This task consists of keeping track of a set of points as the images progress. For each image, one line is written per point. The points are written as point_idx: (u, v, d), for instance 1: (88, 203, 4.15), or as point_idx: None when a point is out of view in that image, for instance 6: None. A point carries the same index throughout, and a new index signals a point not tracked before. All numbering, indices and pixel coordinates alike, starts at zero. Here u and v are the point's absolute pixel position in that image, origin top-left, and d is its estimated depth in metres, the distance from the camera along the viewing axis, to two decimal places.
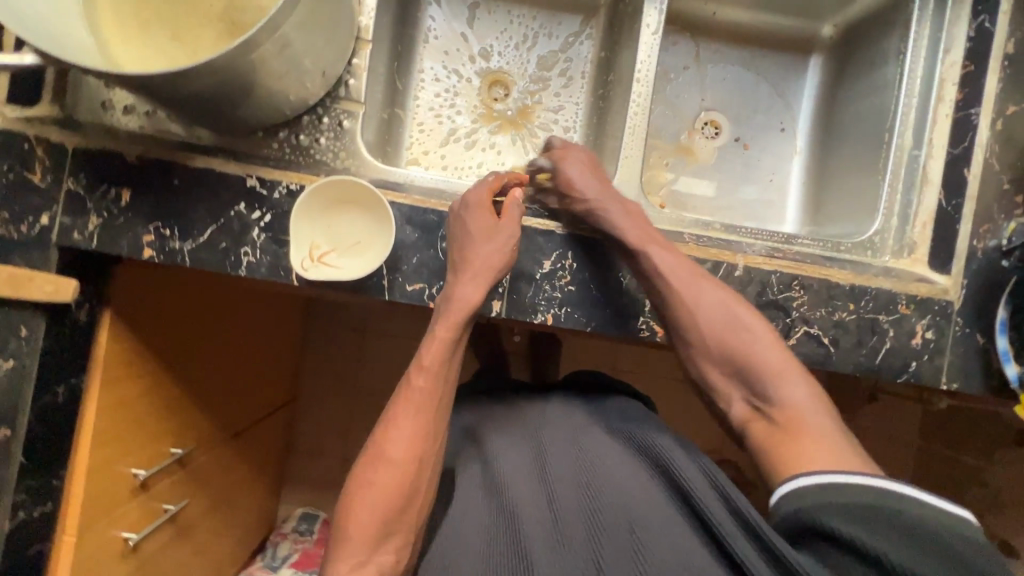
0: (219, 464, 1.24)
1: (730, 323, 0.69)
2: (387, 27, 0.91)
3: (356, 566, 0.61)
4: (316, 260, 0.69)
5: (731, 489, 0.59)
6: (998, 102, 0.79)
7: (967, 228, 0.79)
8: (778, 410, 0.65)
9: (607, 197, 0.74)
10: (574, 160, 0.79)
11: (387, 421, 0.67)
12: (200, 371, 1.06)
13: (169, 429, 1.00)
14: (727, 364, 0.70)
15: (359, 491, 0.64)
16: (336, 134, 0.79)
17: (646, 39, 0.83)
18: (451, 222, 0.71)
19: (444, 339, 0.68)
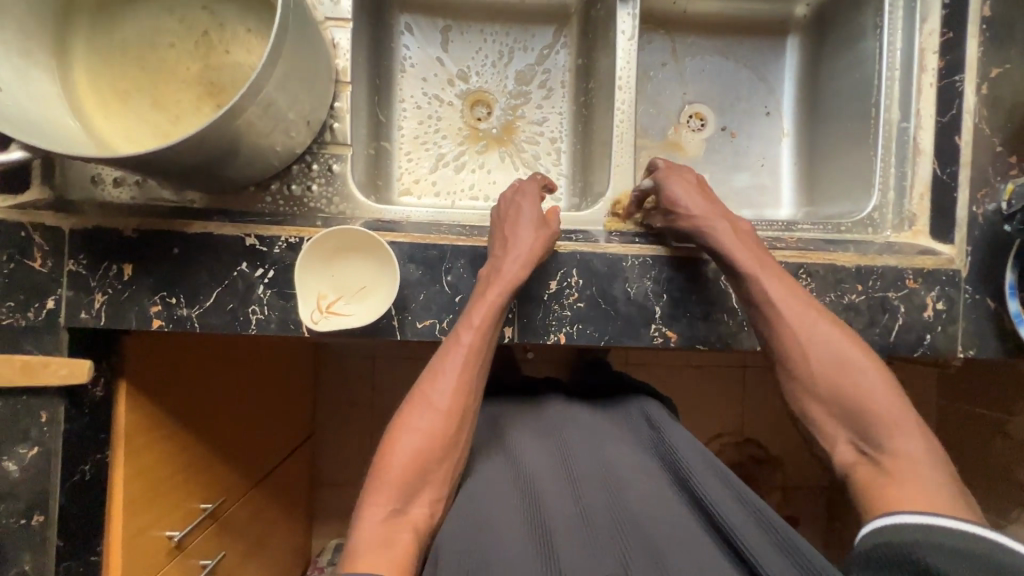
0: (251, 509, 1.25)
1: (841, 360, 0.65)
2: (364, 63, 0.91)
3: (392, 512, 0.61)
4: (325, 311, 0.68)
5: (774, 517, 0.59)
6: (982, 66, 0.78)
7: (965, 194, 0.78)
8: (888, 455, 0.61)
9: (715, 215, 0.73)
10: (679, 178, 0.76)
11: (432, 371, 0.69)
12: (220, 409, 1.07)
13: (198, 487, 1.01)
14: (833, 402, 0.65)
15: (399, 439, 0.65)
16: (327, 179, 0.79)
17: (623, 45, 0.83)
18: (496, 218, 0.74)
19: (491, 302, 0.68)
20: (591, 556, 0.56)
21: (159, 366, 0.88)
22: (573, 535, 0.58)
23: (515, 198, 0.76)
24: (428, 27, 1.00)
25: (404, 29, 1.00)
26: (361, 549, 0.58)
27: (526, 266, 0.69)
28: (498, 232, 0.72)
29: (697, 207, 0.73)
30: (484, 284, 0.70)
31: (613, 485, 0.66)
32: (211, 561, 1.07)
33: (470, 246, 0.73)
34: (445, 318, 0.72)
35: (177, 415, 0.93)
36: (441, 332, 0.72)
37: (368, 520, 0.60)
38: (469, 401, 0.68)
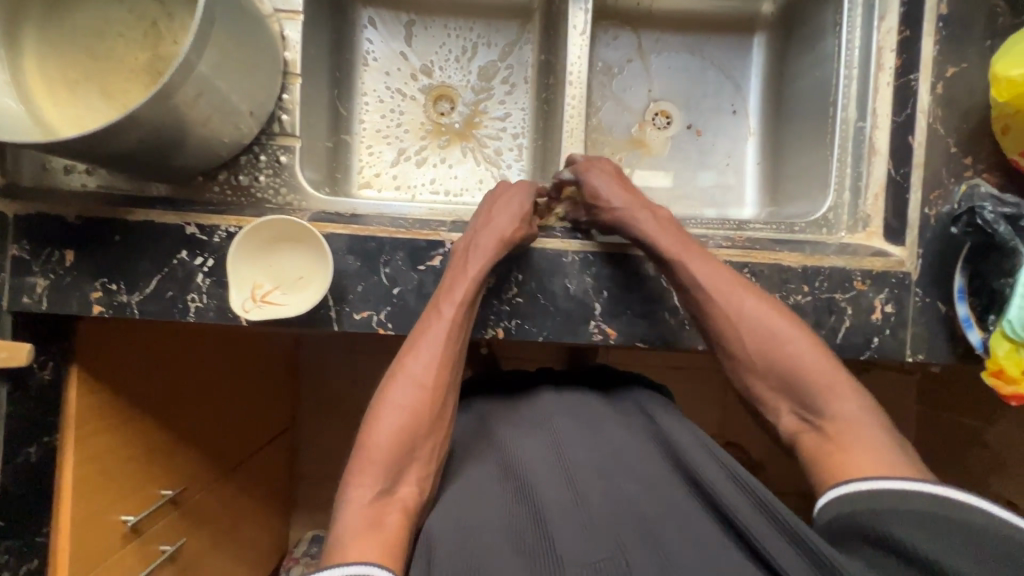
0: (219, 499, 1.26)
1: (771, 336, 0.65)
2: (323, 56, 0.92)
3: (379, 492, 0.60)
4: (259, 301, 0.68)
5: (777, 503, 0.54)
6: (938, 65, 0.76)
7: (917, 196, 0.77)
8: (828, 421, 0.60)
9: (635, 205, 0.73)
10: (597, 170, 0.77)
11: (410, 346, 0.68)
12: (188, 393, 1.09)
13: (157, 473, 1.03)
14: (771, 377, 0.64)
15: (380, 416, 0.64)
16: (275, 171, 0.79)
17: (575, 41, 0.82)
18: (484, 202, 0.76)
19: (472, 277, 0.69)
20: (584, 530, 0.54)
21: (121, 348, 0.90)
22: (564, 511, 0.57)
23: (508, 188, 0.78)
24: (392, 22, 1.01)
25: (367, 23, 1.00)
26: (348, 529, 0.57)
27: (500, 245, 0.70)
28: (480, 213, 0.74)
29: (615, 197, 0.74)
30: (461, 260, 0.70)
31: (601, 466, 0.64)
32: (170, 547, 1.08)
33: (408, 238, 0.73)
34: (383, 310, 0.72)
35: (139, 397, 0.95)
36: (379, 324, 0.72)
37: (355, 502, 0.59)
38: (450, 374, 0.68)
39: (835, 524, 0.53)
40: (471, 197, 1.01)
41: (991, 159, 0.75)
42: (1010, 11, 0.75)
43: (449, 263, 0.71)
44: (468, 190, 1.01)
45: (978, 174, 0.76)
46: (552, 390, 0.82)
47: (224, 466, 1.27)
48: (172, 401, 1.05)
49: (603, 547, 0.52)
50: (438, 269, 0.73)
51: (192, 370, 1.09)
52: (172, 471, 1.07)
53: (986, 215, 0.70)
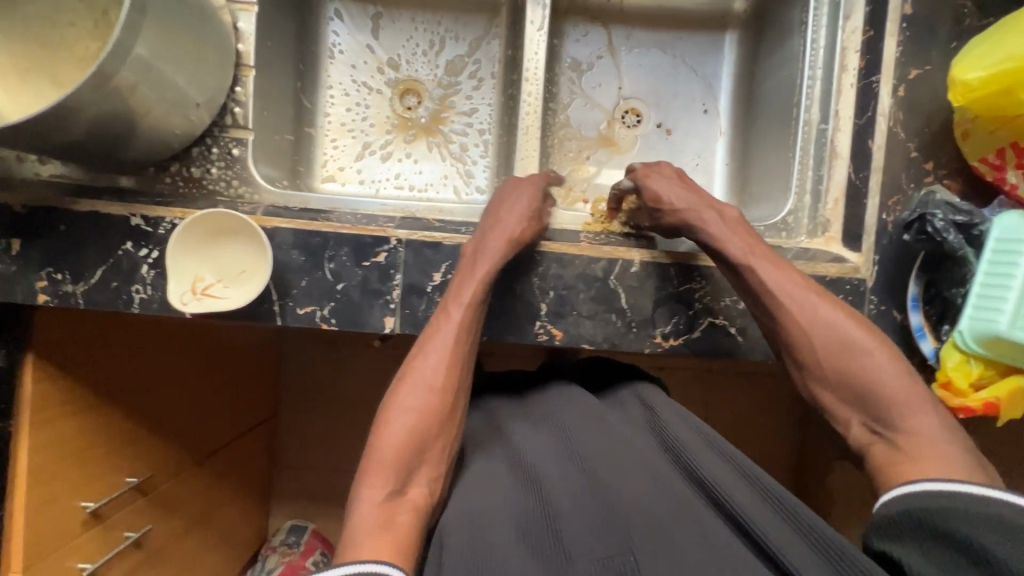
0: (192, 486, 1.27)
1: (846, 344, 0.62)
2: (285, 47, 0.91)
3: (389, 494, 0.59)
4: (199, 294, 0.68)
5: (803, 514, 0.55)
6: (900, 67, 0.74)
7: (875, 202, 0.75)
8: (901, 434, 0.57)
9: (701, 206, 0.72)
10: (658, 174, 0.76)
11: (421, 348, 0.67)
12: (154, 382, 1.09)
13: (122, 460, 1.04)
14: (844, 388, 0.61)
15: (390, 418, 0.64)
16: (227, 163, 0.79)
17: (532, 36, 0.81)
18: (494, 201, 0.75)
19: (479, 278, 0.68)
20: (598, 527, 0.53)
21: (81, 340, 0.91)
22: (575, 505, 0.56)
23: (516, 185, 0.76)
24: (358, 14, 1.00)
25: (333, 15, 0.99)
26: (358, 530, 0.56)
27: (509, 245, 0.69)
28: (488, 213, 0.73)
29: (678, 200, 0.73)
30: (471, 260, 0.70)
31: (605, 451, 0.62)
32: (134, 533, 1.08)
33: (354, 234, 0.72)
34: (327, 306, 0.72)
35: (100, 387, 0.97)
36: (322, 320, 0.72)
37: (366, 502, 0.58)
38: (460, 376, 0.67)
39: (903, 520, 0.51)
40: (435, 193, 1.00)
41: (954, 164, 0.73)
42: (976, 12, 0.73)
43: (459, 266, 0.71)
44: (432, 185, 1.01)
45: (938, 180, 0.73)
46: (563, 382, 0.80)
47: (201, 451, 1.28)
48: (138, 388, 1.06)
49: (614, 542, 0.51)
50: (382, 265, 0.72)
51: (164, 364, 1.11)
52: (139, 459, 1.08)
53: (937, 224, 0.68)
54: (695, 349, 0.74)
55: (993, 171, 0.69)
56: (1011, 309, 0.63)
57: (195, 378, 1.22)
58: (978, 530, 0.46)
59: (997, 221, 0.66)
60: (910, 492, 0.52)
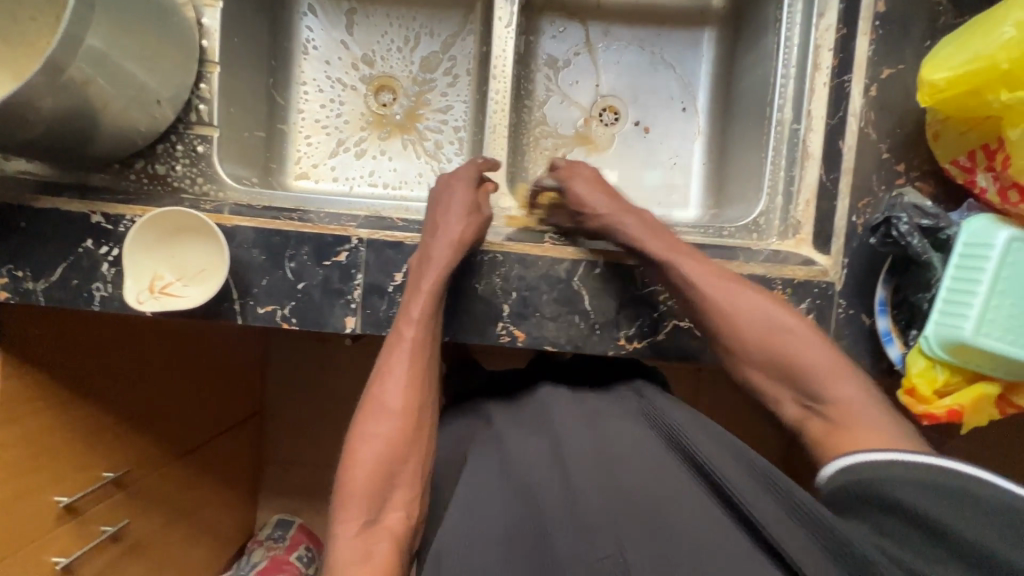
0: (177, 481, 1.24)
1: (767, 329, 0.63)
2: (256, 43, 0.90)
3: (364, 525, 0.59)
4: (157, 292, 0.68)
5: (781, 479, 0.52)
6: (873, 66, 0.72)
7: (845, 203, 0.73)
8: (830, 405, 0.59)
9: (618, 211, 0.72)
10: (579, 177, 0.76)
11: (378, 373, 0.66)
12: (132, 381, 1.09)
13: (99, 453, 1.03)
14: (770, 367, 0.63)
15: (357, 449, 0.62)
16: (192, 160, 0.79)
17: (500, 32, 0.80)
18: (429, 206, 0.74)
19: (426, 291, 0.67)
20: (585, 534, 0.51)
21: (48, 344, 0.91)
22: (557, 505, 0.54)
23: (445, 184, 0.75)
24: (332, 10, 0.99)
25: (306, 10, 0.98)
26: (338, 568, 0.56)
27: (456, 247, 0.69)
28: (427, 220, 0.72)
29: (600, 202, 0.73)
30: (418, 272, 0.69)
31: (588, 445, 0.60)
32: (112, 527, 1.06)
33: (315, 233, 0.72)
34: (287, 305, 0.72)
35: (72, 384, 0.96)
36: (283, 319, 0.72)
37: (341, 539, 0.58)
38: (422, 392, 0.66)
39: (844, 491, 0.51)
40: (410, 190, 0.99)
41: (926, 166, 0.71)
42: (952, 10, 0.71)
43: (410, 280, 0.70)
44: (407, 183, 1.00)
45: (910, 182, 0.72)
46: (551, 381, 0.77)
47: (190, 454, 1.27)
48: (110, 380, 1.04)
49: (601, 547, 0.50)
50: (343, 265, 0.72)
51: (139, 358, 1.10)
52: (115, 452, 1.07)
53: (902, 227, 0.67)
54: (660, 352, 0.73)
55: (964, 174, 0.67)
56: (976, 316, 0.62)
57: (177, 373, 1.21)
58: (910, 495, 0.46)
59: (966, 224, 0.65)
60: (859, 460, 0.52)
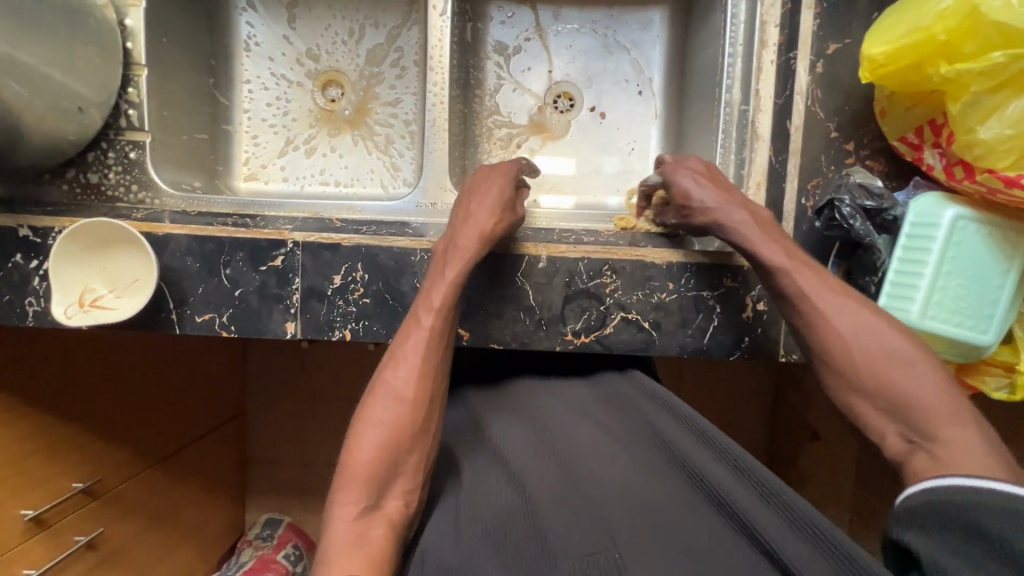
0: (160, 484, 1.17)
1: (885, 354, 0.54)
2: (191, 42, 0.88)
3: (363, 510, 0.56)
4: (87, 306, 0.66)
5: (774, 485, 0.50)
6: (818, 41, 0.69)
7: (794, 184, 0.70)
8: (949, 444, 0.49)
9: (732, 205, 0.62)
10: (686, 167, 0.66)
11: (391, 358, 0.64)
12: (119, 386, 1.04)
13: (72, 461, 0.96)
14: (882, 398, 0.53)
15: (360, 436, 0.60)
16: (125, 167, 0.77)
17: (435, 22, 0.78)
18: (464, 194, 0.72)
19: (451, 279, 0.65)
20: (577, 524, 0.50)
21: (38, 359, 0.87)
22: (556, 499, 0.53)
23: (486, 174, 0.72)
24: (272, 3, 0.96)
25: (245, 6, 0.95)
26: (332, 550, 0.53)
27: (483, 240, 0.66)
28: (458, 206, 0.69)
29: (708, 199, 0.63)
30: (442, 260, 0.67)
31: (591, 451, 0.60)
32: (86, 538, 0.99)
33: (250, 238, 0.70)
34: (225, 313, 0.70)
35: (41, 398, 0.89)
36: (222, 327, 0.70)
37: (338, 521, 0.55)
38: (431, 385, 0.63)
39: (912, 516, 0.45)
40: (362, 187, 0.97)
41: (876, 144, 0.69)
42: None
43: (430, 269, 0.68)
44: (360, 180, 0.97)
45: (860, 161, 0.69)
46: (546, 383, 0.77)
47: (179, 467, 1.23)
48: (95, 392, 0.99)
49: (594, 541, 0.48)
50: (280, 269, 0.70)
51: (123, 364, 1.04)
52: (90, 462, 1.00)
53: (845, 209, 0.65)
54: (609, 346, 0.72)
55: (911, 151, 0.65)
56: (923, 298, 0.60)
57: (173, 381, 1.19)
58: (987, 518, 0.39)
59: (913, 201, 0.62)
60: (918, 489, 0.47)
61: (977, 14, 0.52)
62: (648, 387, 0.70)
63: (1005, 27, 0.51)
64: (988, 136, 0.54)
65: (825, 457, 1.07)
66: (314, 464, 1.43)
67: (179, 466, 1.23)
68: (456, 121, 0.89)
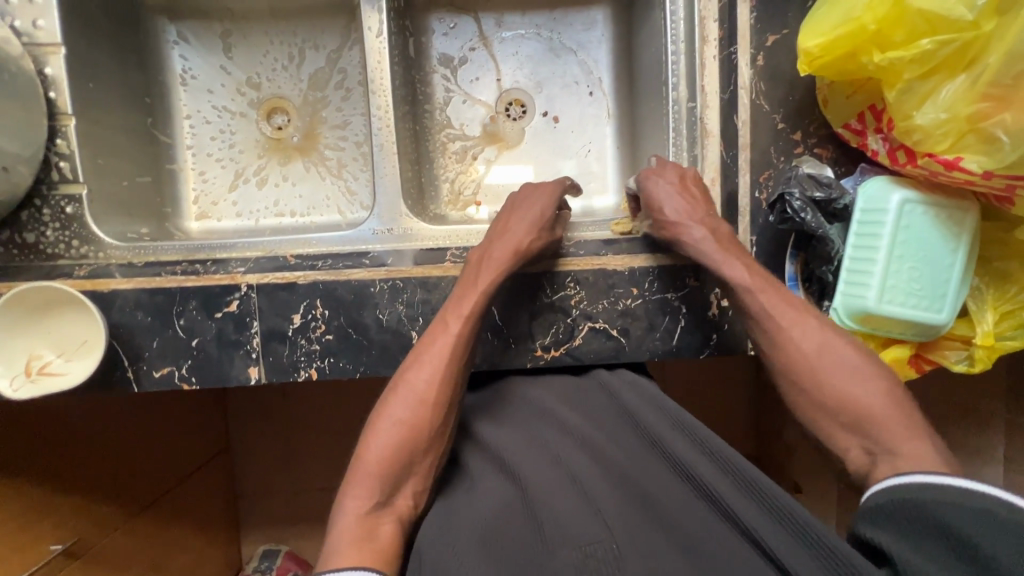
0: (141, 533, 1.12)
1: (843, 369, 0.57)
2: (122, 83, 0.84)
3: (374, 505, 0.57)
4: (34, 375, 0.64)
5: (761, 485, 0.50)
6: (757, 34, 0.69)
7: (746, 179, 0.71)
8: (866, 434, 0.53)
9: (693, 220, 0.65)
10: (665, 176, 0.68)
11: (414, 359, 0.64)
12: (98, 438, 1.01)
13: (52, 522, 0.91)
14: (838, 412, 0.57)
15: (378, 431, 0.61)
16: (63, 223, 0.73)
17: (372, 45, 0.76)
18: (509, 206, 0.73)
19: (480, 290, 0.65)
20: (577, 516, 0.52)
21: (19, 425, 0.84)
22: (557, 495, 0.55)
23: (530, 192, 0.73)
24: (205, 34, 0.92)
25: (175, 38, 0.92)
26: (340, 542, 0.55)
27: (515, 257, 0.66)
28: (498, 221, 0.71)
29: (677, 210, 0.66)
30: (474, 270, 0.67)
31: (586, 447, 0.62)
32: None
33: (201, 285, 0.68)
34: (184, 364, 0.68)
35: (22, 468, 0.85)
36: (182, 379, 0.68)
37: (347, 514, 0.57)
38: (451, 392, 0.63)
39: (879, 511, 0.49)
40: (319, 215, 0.94)
41: (822, 132, 0.69)
42: None
43: (457, 282, 0.68)
44: (315, 208, 0.95)
45: (809, 150, 0.69)
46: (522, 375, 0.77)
47: (170, 509, 1.21)
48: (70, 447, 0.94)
49: (591, 532, 0.49)
50: (236, 314, 0.68)
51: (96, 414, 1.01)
52: (69, 522, 0.94)
53: (795, 204, 0.65)
54: (580, 357, 0.72)
55: (856, 137, 0.65)
56: (877, 284, 0.61)
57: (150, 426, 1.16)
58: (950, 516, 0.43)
59: (863, 187, 0.63)
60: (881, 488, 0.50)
61: (902, 3, 0.52)
62: (644, 385, 0.68)
63: (930, 14, 0.51)
64: (924, 121, 0.54)
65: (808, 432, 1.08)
66: (305, 490, 1.41)
67: (168, 510, 1.21)
68: (406, 140, 0.87)
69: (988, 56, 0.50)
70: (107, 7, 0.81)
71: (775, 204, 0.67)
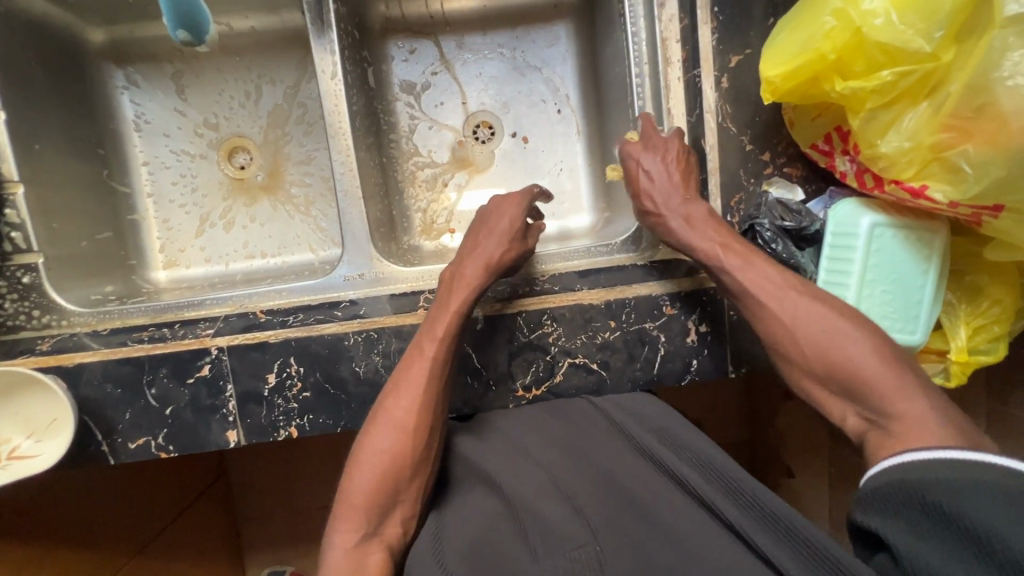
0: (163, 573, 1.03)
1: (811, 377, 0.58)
2: (69, 137, 0.81)
3: (363, 536, 0.58)
4: (6, 460, 0.63)
5: (744, 484, 0.53)
6: (720, 55, 0.68)
7: (718, 203, 0.69)
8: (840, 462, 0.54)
9: (672, 207, 0.65)
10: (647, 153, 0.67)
11: (392, 387, 0.63)
12: (104, 485, 0.93)
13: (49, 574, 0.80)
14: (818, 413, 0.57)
15: (361, 460, 0.61)
16: (21, 294, 0.71)
17: (329, 88, 0.74)
18: (478, 220, 0.72)
19: (454, 310, 0.64)
20: (567, 522, 0.55)
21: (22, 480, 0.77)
22: (543, 502, 0.58)
23: (498, 202, 0.72)
24: (156, 77, 0.89)
25: (124, 83, 0.89)
26: None
27: (486, 272, 0.66)
28: (468, 237, 0.70)
29: (659, 194, 0.66)
30: (447, 289, 0.66)
31: (576, 459, 0.64)
32: None
33: (170, 352, 0.67)
34: (160, 433, 0.67)
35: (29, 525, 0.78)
36: (158, 448, 0.67)
37: (337, 548, 0.58)
38: (432, 418, 0.62)
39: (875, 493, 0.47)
40: (291, 255, 0.92)
41: (791, 151, 0.68)
42: None
43: (433, 303, 0.67)
44: (286, 247, 0.92)
45: (778, 170, 0.68)
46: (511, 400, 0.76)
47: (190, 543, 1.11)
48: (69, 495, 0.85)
49: (577, 536, 0.53)
50: (209, 379, 0.67)
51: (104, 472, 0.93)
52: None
53: (765, 233, 0.66)
54: (562, 394, 0.72)
55: (824, 157, 0.65)
56: (853, 298, 0.61)
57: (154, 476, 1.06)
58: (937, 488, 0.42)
59: (832, 212, 0.63)
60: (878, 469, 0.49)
61: (861, 34, 0.51)
62: (634, 405, 0.69)
63: (887, 46, 0.51)
64: (889, 149, 0.53)
65: (798, 432, 1.09)
66: None
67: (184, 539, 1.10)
68: (374, 175, 0.85)
69: (948, 86, 0.50)
70: (45, 61, 0.78)
71: (747, 232, 0.68)
